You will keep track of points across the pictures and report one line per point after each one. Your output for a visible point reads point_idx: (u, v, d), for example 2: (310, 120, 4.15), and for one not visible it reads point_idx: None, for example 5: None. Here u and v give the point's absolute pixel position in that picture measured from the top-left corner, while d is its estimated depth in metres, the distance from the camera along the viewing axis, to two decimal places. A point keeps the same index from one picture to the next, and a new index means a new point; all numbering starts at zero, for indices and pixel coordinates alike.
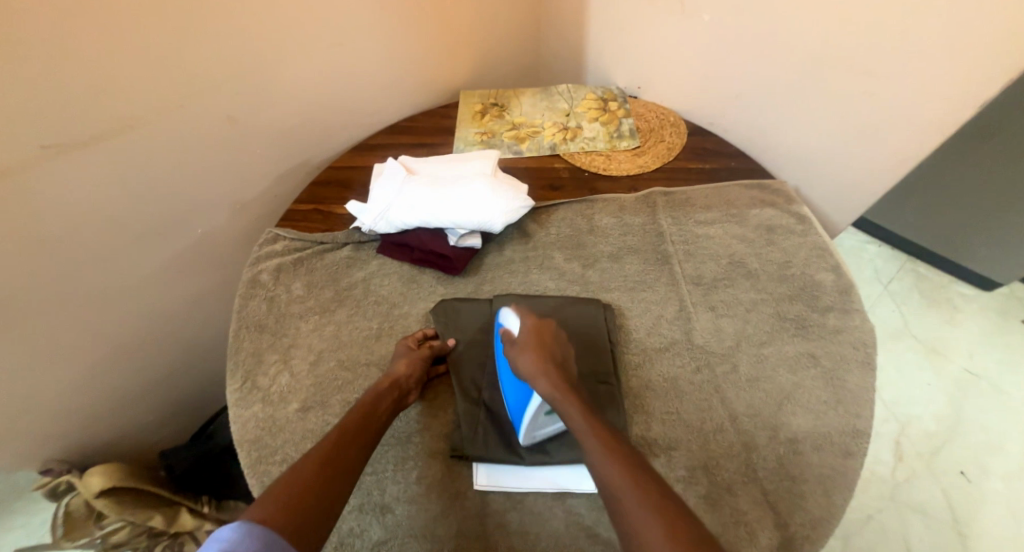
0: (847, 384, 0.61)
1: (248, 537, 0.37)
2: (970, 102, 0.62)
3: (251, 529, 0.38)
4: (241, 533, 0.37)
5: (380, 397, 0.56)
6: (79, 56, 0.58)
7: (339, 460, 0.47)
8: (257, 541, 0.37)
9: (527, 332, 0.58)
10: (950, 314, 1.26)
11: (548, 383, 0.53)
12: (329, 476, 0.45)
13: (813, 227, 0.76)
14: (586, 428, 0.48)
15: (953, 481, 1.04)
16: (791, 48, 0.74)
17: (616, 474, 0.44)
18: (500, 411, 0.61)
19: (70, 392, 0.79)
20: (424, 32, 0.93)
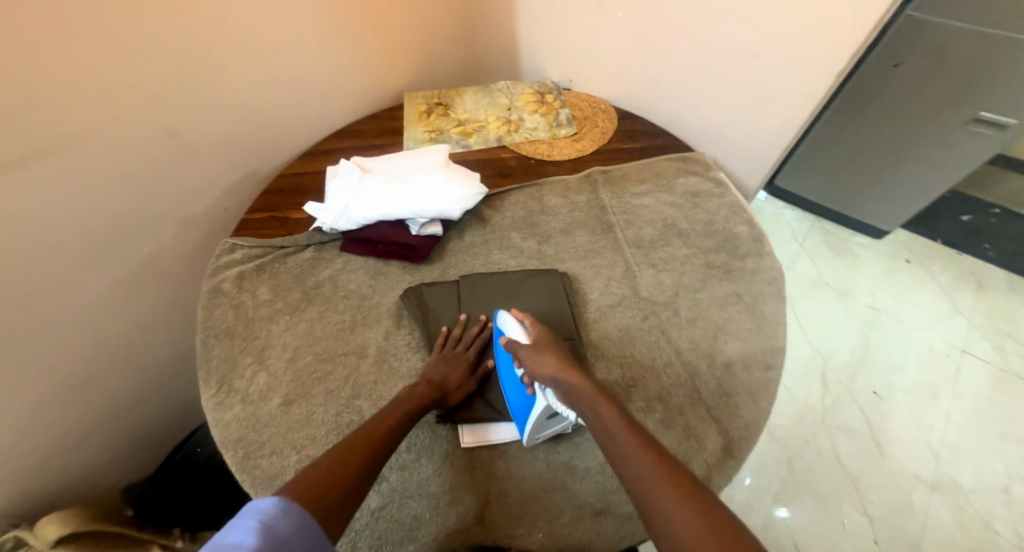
0: (766, 312, 0.73)
1: (284, 516, 0.39)
2: (829, 75, 0.76)
3: (288, 507, 0.40)
4: (280, 508, 0.40)
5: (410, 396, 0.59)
6: (9, 75, 0.57)
7: (360, 446, 0.51)
8: (291, 518, 0.40)
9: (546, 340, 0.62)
10: (852, 261, 1.46)
11: (574, 383, 0.55)
12: (353, 461, 0.49)
13: (729, 189, 0.87)
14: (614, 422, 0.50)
15: (868, 400, 1.20)
16: (692, 37, 0.85)
17: (644, 462, 0.45)
18: (494, 385, 0.66)
19: (19, 431, 0.75)
20: (358, 38, 0.96)
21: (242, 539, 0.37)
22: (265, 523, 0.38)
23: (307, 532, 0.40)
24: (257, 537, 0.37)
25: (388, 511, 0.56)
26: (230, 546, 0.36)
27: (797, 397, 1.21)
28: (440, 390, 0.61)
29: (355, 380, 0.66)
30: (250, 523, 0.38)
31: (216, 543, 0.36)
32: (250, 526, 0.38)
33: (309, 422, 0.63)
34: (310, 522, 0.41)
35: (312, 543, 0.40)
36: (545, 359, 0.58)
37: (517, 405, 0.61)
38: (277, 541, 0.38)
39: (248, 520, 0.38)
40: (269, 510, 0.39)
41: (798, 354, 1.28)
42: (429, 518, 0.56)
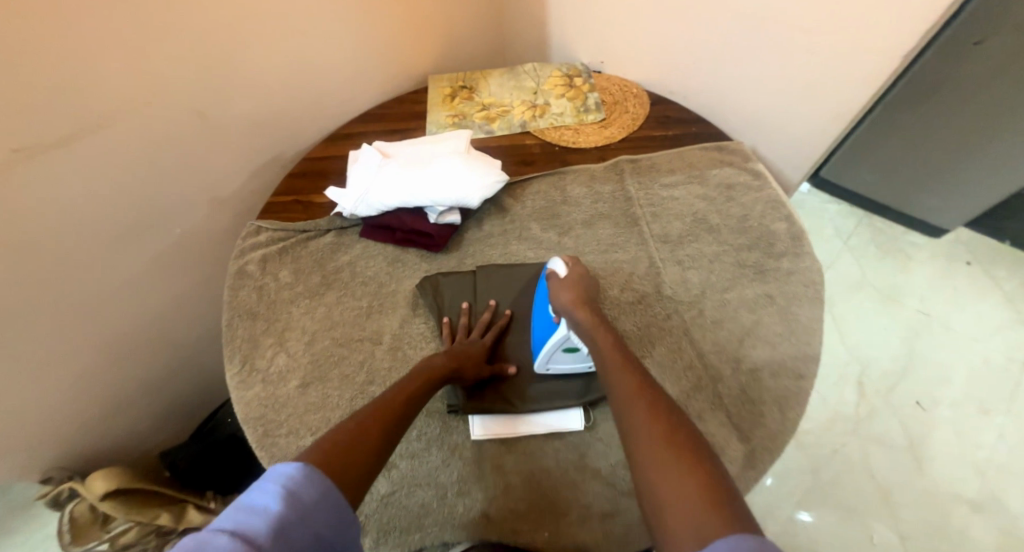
0: (800, 317, 0.68)
1: (308, 482, 0.38)
2: (890, 55, 0.69)
3: (311, 473, 0.39)
4: (303, 475, 0.38)
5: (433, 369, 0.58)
6: (48, 57, 0.59)
7: (380, 414, 0.50)
8: (315, 485, 0.38)
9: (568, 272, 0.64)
10: (903, 262, 1.35)
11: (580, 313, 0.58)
12: (375, 428, 0.47)
13: (768, 182, 0.81)
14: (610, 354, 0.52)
15: (909, 411, 1.13)
16: (736, 15, 0.78)
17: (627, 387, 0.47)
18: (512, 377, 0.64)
19: (66, 395, 0.80)
20: (385, 18, 0.94)
21: (266, 502, 0.36)
22: (289, 488, 0.37)
23: (333, 498, 0.39)
24: (283, 500, 0.36)
25: (397, 498, 0.57)
26: (255, 507, 0.35)
27: (830, 405, 1.15)
28: (460, 368, 0.60)
29: (369, 366, 0.67)
30: (275, 488, 0.37)
31: (241, 505, 0.35)
32: (273, 490, 0.36)
33: (324, 405, 0.63)
34: (334, 486, 0.40)
35: (337, 510, 0.39)
36: (562, 290, 0.61)
37: (541, 337, 0.63)
38: (301, 507, 0.37)
39: (272, 485, 0.37)
40: (293, 475, 0.38)
41: (834, 359, 1.21)
42: (437, 507, 0.56)
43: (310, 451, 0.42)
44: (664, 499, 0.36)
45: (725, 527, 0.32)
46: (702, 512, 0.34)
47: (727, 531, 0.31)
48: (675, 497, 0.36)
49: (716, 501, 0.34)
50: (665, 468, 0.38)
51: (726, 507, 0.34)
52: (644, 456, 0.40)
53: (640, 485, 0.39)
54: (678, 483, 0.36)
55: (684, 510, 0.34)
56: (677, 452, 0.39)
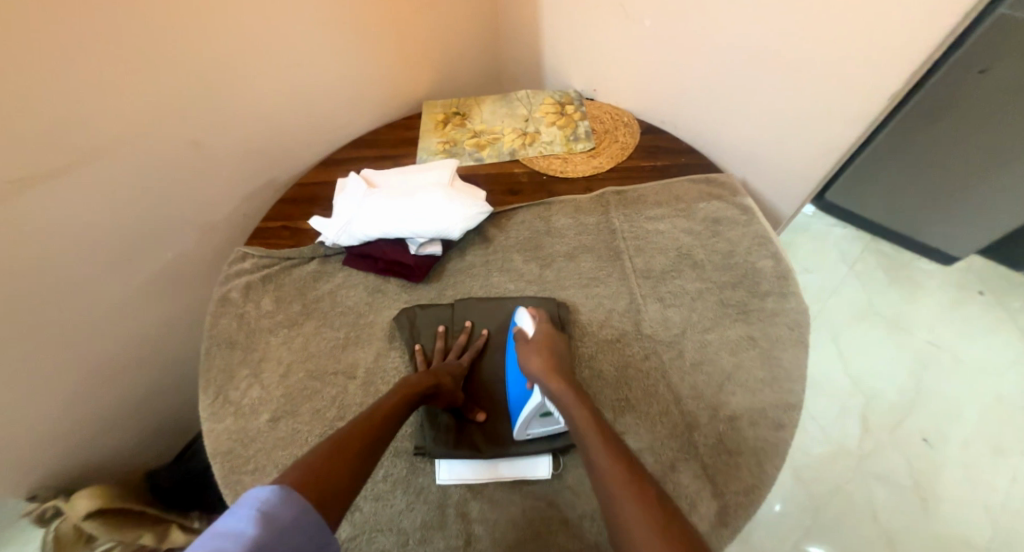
0: (782, 361, 0.67)
1: (284, 502, 0.35)
2: (880, 95, 0.68)
3: (289, 495, 0.36)
4: (280, 497, 0.35)
5: (416, 387, 0.57)
6: (40, 93, 0.59)
7: (361, 432, 0.48)
8: (293, 507, 0.35)
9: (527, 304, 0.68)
10: (911, 290, 1.31)
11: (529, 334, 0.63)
12: (355, 447, 0.45)
13: (756, 217, 0.82)
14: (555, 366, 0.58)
15: (916, 449, 1.09)
16: (728, 47, 0.77)
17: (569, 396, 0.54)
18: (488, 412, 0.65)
19: (53, 417, 0.81)
20: (379, 46, 0.95)
21: (240, 528, 0.31)
22: (265, 512, 0.33)
23: (312, 520, 0.36)
24: (259, 524, 0.32)
25: (358, 543, 0.56)
26: (228, 534, 0.31)
27: (832, 438, 1.11)
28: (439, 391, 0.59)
29: (342, 401, 0.67)
30: (248, 512, 0.33)
31: (211, 534, 0.31)
32: (247, 515, 0.33)
33: (293, 441, 0.63)
34: (312, 506, 0.37)
35: (316, 532, 0.36)
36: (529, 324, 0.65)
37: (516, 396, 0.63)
38: (278, 530, 0.33)
39: (245, 508, 0.33)
40: (268, 498, 0.34)
41: (837, 390, 1.17)
42: None
43: (285, 475, 0.39)
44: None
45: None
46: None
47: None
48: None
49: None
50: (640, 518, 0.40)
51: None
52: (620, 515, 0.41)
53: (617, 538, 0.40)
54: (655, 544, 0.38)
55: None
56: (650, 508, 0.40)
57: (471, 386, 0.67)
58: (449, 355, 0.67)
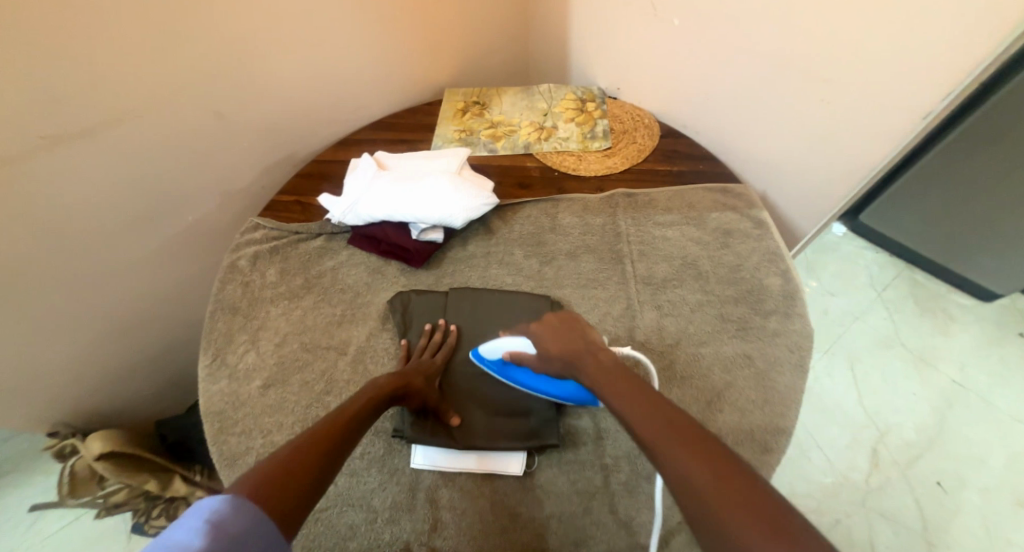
0: (778, 385, 0.64)
1: (235, 513, 0.35)
2: (915, 113, 0.63)
3: (239, 506, 0.35)
4: (230, 508, 0.35)
5: (379, 391, 0.56)
6: (74, 54, 0.61)
7: (323, 437, 0.46)
8: (243, 517, 0.35)
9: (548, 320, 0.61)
10: (943, 324, 1.24)
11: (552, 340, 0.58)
12: (313, 453, 0.44)
13: (770, 232, 0.79)
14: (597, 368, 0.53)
15: (929, 492, 1.03)
16: (758, 52, 0.74)
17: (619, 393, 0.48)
18: (466, 407, 0.64)
19: (71, 364, 0.85)
20: (407, 31, 0.95)
21: (189, 539, 0.31)
22: (214, 522, 0.33)
23: (263, 533, 0.36)
24: (208, 535, 0.32)
25: (328, 515, 0.58)
26: (177, 547, 0.31)
27: (838, 470, 1.06)
28: (404, 394, 0.58)
29: (330, 376, 0.68)
30: (197, 523, 0.32)
31: (159, 548, 0.31)
32: (197, 527, 0.32)
33: (280, 410, 0.66)
34: (266, 517, 0.36)
35: (268, 542, 0.36)
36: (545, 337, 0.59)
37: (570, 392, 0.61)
38: (227, 541, 0.33)
39: (194, 520, 0.33)
40: (217, 510, 0.34)
41: (849, 420, 1.11)
42: (364, 532, 0.56)
43: (234, 483, 0.38)
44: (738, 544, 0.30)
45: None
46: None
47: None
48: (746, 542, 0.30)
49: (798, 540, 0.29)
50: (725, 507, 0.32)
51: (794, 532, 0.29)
52: (692, 491, 0.35)
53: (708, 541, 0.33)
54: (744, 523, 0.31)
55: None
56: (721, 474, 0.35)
57: (449, 385, 0.66)
58: (426, 354, 0.66)
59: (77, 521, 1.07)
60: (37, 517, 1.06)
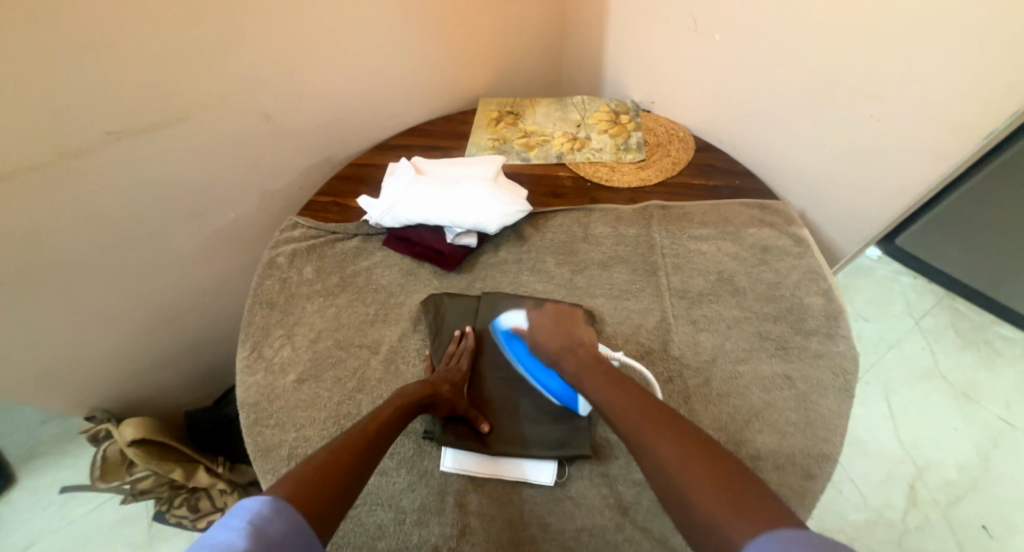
0: (820, 409, 0.63)
1: (276, 516, 0.36)
2: (969, 133, 0.61)
3: (279, 508, 0.37)
4: (270, 510, 0.36)
5: (409, 400, 0.56)
6: (140, 55, 0.65)
7: (356, 442, 0.48)
8: (282, 521, 0.36)
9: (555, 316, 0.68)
10: (987, 356, 1.18)
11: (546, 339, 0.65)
12: (347, 456, 0.45)
13: (810, 250, 0.77)
14: (583, 367, 0.60)
15: (972, 534, 0.97)
16: (801, 69, 0.74)
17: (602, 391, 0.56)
18: (496, 415, 0.64)
19: (113, 351, 0.88)
20: (447, 41, 0.98)
21: (232, 539, 0.33)
22: (254, 524, 0.34)
23: (303, 535, 0.37)
24: (249, 537, 0.33)
25: (358, 513, 0.58)
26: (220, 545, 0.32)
27: (872, 505, 1.01)
28: (433, 403, 0.59)
29: (362, 373, 0.69)
30: (239, 524, 0.34)
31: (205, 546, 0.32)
32: (238, 527, 0.34)
33: (313, 404, 0.67)
34: (305, 522, 0.37)
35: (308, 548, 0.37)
36: (546, 334, 0.65)
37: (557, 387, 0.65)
38: (269, 543, 0.34)
39: (237, 520, 0.35)
40: (258, 511, 0.36)
41: (883, 452, 1.06)
42: (392, 532, 0.57)
43: (273, 487, 0.39)
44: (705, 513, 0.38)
45: (768, 526, 0.35)
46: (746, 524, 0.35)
47: (783, 528, 0.34)
48: (712, 514, 0.38)
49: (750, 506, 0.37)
50: (695, 481, 0.40)
51: (755, 503, 0.37)
52: (666, 471, 0.43)
53: (676, 511, 0.41)
54: (710, 498, 0.38)
55: (729, 520, 0.36)
56: (689, 457, 0.42)
57: (478, 391, 0.66)
58: (456, 361, 0.67)
59: (102, 507, 1.10)
60: (66, 500, 1.09)
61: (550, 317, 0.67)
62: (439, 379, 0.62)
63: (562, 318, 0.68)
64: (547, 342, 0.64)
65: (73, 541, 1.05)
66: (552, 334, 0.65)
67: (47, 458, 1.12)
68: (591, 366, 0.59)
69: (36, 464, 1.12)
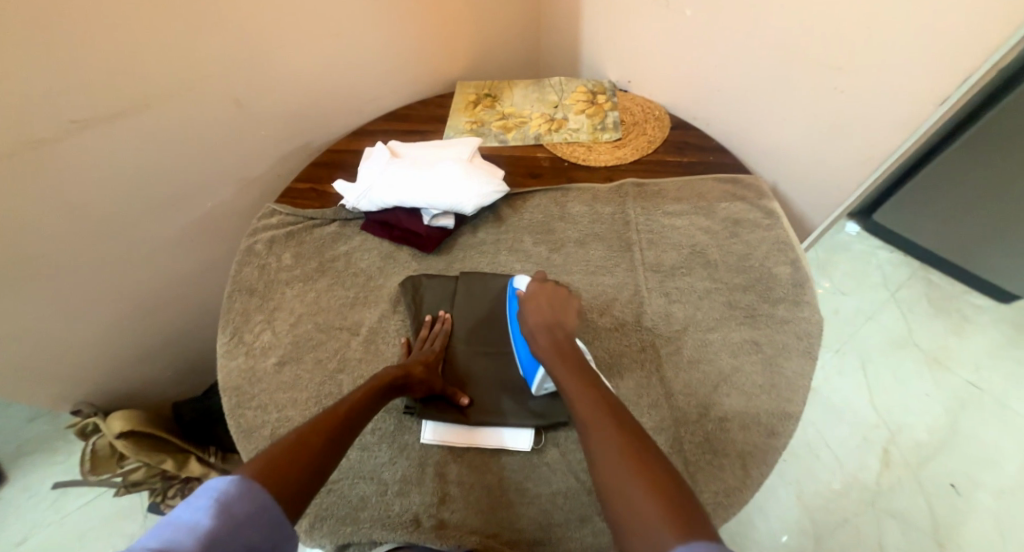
0: (785, 372, 0.65)
1: (243, 496, 0.37)
2: (928, 102, 0.62)
3: (248, 487, 0.38)
4: (239, 490, 0.37)
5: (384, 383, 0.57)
6: (105, 42, 0.64)
7: (330, 424, 0.48)
8: (250, 501, 0.37)
9: (541, 291, 0.64)
10: (960, 325, 1.21)
11: (533, 313, 0.62)
12: (319, 437, 0.46)
13: (780, 222, 0.79)
14: (551, 355, 0.56)
15: (942, 493, 1.00)
16: (769, 42, 0.74)
17: (566, 375, 0.53)
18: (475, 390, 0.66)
19: (95, 344, 0.88)
20: (421, 23, 0.97)
21: (197, 519, 0.34)
22: (221, 503, 0.35)
23: (272, 515, 0.38)
24: (215, 515, 0.34)
25: (340, 486, 0.60)
26: (185, 524, 0.34)
27: (847, 469, 1.03)
28: (408, 385, 0.60)
29: (343, 354, 0.70)
30: (206, 503, 0.35)
31: (169, 524, 0.33)
32: (205, 506, 0.35)
33: (294, 385, 0.68)
34: (274, 500, 0.38)
35: (274, 527, 0.38)
36: (533, 309, 0.62)
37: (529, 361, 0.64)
38: (235, 522, 0.35)
39: (203, 499, 0.36)
40: (227, 490, 0.37)
41: (860, 420, 1.09)
42: (374, 503, 0.58)
43: (243, 467, 0.40)
44: (638, 520, 0.36)
45: (693, 538, 0.33)
46: (668, 521, 0.34)
47: (705, 540, 0.32)
48: (646, 518, 0.35)
49: (685, 518, 0.35)
50: (632, 485, 0.38)
51: (690, 514, 0.35)
52: (607, 469, 0.40)
53: (604, 504, 0.39)
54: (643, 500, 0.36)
55: (659, 528, 0.34)
56: (636, 462, 0.40)
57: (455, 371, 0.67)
58: (433, 345, 0.67)
59: (94, 499, 1.11)
60: (58, 494, 1.10)
61: (540, 294, 0.64)
62: (415, 363, 0.62)
63: (556, 300, 0.63)
64: (535, 316, 0.61)
65: (66, 533, 1.06)
66: (541, 313, 0.61)
67: (36, 454, 1.13)
68: (564, 358, 0.55)
69: (25, 459, 1.12)
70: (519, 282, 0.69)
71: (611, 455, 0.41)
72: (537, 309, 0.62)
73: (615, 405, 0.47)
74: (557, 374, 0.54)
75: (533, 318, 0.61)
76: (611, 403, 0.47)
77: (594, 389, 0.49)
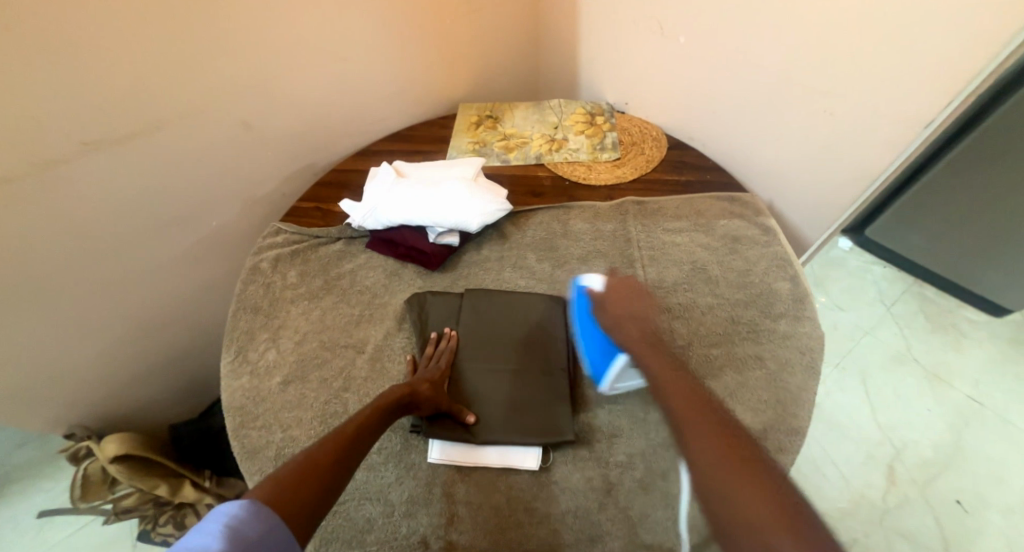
0: (790, 386, 0.65)
1: (252, 518, 0.36)
2: (914, 122, 0.65)
3: (255, 510, 0.37)
4: (248, 513, 0.36)
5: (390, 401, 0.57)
6: (118, 66, 0.66)
7: (338, 444, 0.48)
8: (259, 523, 0.36)
9: (619, 283, 0.62)
10: (955, 339, 1.23)
11: (613, 304, 0.60)
12: (328, 457, 0.46)
13: (778, 239, 0.81)
14: (637, 344, 0.55)
15: (948, 510, 1.00)
16: (761, 66, 0.78)
17: (656, 366, 0.52)
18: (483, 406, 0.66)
19: (94, 365, 0.87)
20: (424, 48, 1.00)
21: (206, 543, 0.33)
22: (232, 527, 0.35)
23: (281, 538, 0.37)
24: (226, 539, 0.34)
25: (346, 507, 0.59)
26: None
27: (853, 487, 1.04)
28: (415, 403, 0.59)
29: (348, 373, 0.70)
30: (215, 528, 0.34)
31: None
32: (215, 531, 0.34)
33: (299, 404, 0.67)
34: (283, 524, 0.38)
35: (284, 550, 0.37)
36: (610, 300, 0.61)
37: (598, 354, 0.64)
38: (246, 545, 0.35)
39: (213, 524, 0.35)
40: (235, 514, 0.36)
41: (863, 436, 1.10)
42: (381, 525, 0.57)
43: (252, 489, 0.40)
44: (751, 527, 0.35)
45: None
46: (785, 532, 0.33)
47: None
48: (760, 526, 0.34)
49: (804, 531, 0.33)
50: (744, 490, 0.37)
51: (810, 529, 0.34)
52: (713, 468, 0.39)
53: (708, 505, 0.39)
54: (756, 507, 0.35)
55: (777, 538, 0.33)
56: (746, 468, 0.38)
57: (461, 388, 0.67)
58: (439, 361, 0.67)
59: (85, 528, 1.07)
60: (48, 523, 1.07)
61: (615, 285, 0.62)
62: (421, 381, 0.62)
63: (630, 293, 0.61)
64: (615, 308, 0.60)
65: None
66: (619, 304, 0.60)
67: (25, 481, 1.09)
68: (649, 349, 0.54)
69: (14, 488, 1.09)
70: (590, 279, 0.66)
71: (713, 461, 0.40)
72: (616, 300, 0.60)
73: (714, 402, 0.46)
74: (648, 366, 0.52)
75: (609, 310, 0.60)
76: (707, 401, 0.46)
77: (687, 383, 0.48)
